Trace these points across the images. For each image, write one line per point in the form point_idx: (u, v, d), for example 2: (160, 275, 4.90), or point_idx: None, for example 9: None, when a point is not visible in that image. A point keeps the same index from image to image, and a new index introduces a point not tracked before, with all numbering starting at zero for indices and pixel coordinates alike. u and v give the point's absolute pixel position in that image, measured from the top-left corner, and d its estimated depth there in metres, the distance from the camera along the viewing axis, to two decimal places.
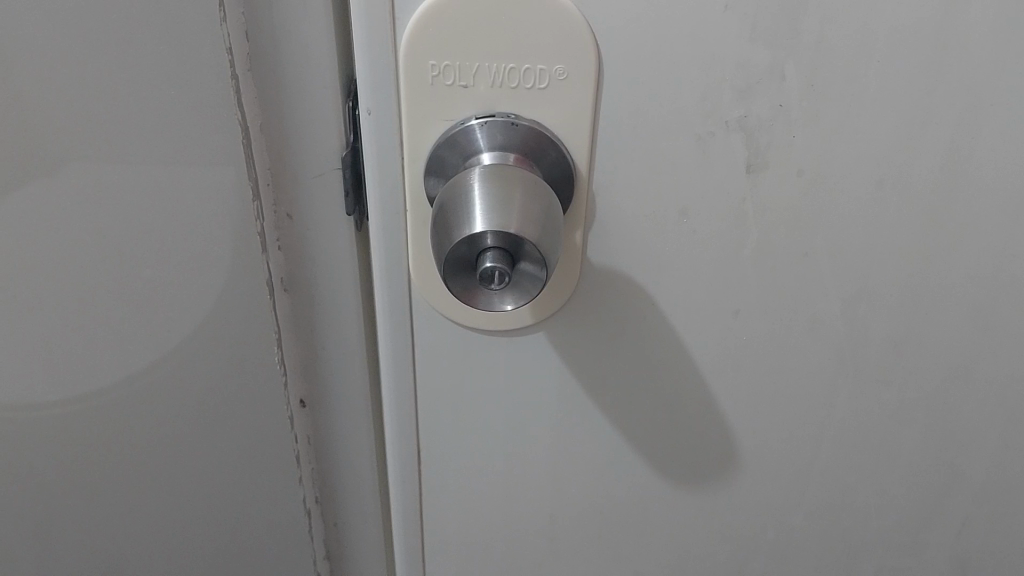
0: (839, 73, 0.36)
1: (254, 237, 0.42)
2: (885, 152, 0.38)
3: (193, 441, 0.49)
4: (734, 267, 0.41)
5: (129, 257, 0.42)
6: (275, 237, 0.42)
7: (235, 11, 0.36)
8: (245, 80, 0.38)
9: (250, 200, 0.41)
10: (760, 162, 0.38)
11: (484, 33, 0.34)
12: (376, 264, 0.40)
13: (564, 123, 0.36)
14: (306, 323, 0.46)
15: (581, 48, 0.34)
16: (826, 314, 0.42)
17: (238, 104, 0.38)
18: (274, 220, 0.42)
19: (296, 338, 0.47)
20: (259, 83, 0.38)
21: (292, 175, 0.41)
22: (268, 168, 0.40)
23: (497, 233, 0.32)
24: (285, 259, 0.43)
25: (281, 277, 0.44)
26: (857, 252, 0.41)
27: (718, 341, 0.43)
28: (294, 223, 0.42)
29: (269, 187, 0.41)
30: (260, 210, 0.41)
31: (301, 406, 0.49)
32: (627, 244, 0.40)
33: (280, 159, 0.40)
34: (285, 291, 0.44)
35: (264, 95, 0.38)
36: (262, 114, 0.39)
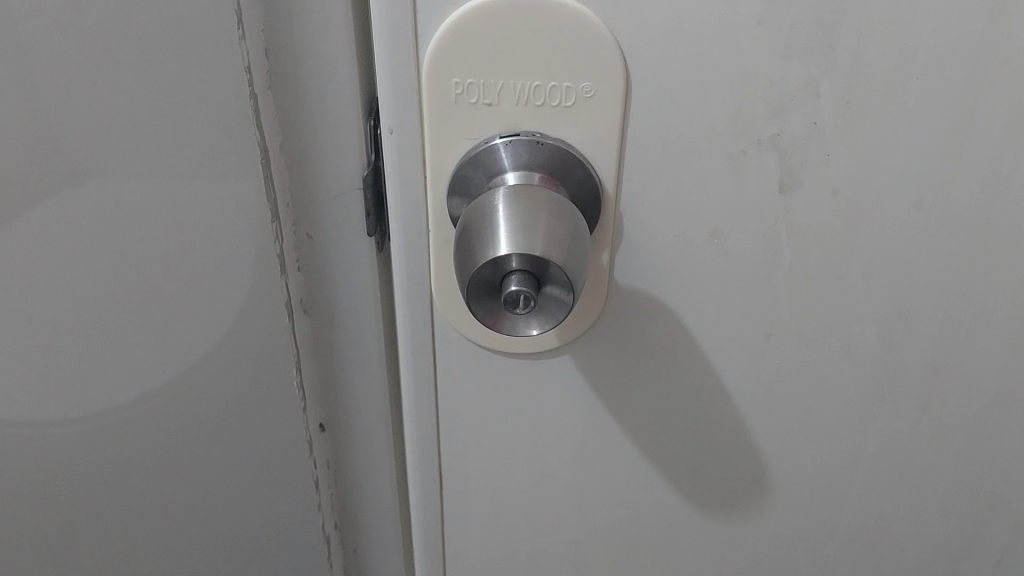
0: (877, 90, 0.35)
1: (274, 258, 0.42)
2: (924, 171, 0.37)
3: (211, 464, 0.48)
4: (768, 290, 0.39)
5: (147, 281, 0.41)
6: (295, 256, 0.43)
7: (254, 31, 0.37)
8: (265, 99, 0.38)
9: (268, 223, 0.41)
10: (794, 181, 0.37)
11: (509, 49, 0.33)
12: (398, 285, 0.39)
13: (592, 141, 0.35)
14: (324, 342, 0.47)
15: (609, 64, 0.33)
16: (862, 338, 0.41)
17: (257, 125, 0.39)
18: (293, 239, 0.43)
19: (314, 356, 0.47)
20: (279, 104, 0.39)
21: (312, 193, 0.41)
22: (288, 188, 0.41)
23: (522, 256, 0.31)
24: (304, 278, 0.44)
25: (299, 296, 0.45)
26: (895, 274, 0.39)
27: (749, 365, 0.42)
28: (314, 243, 0.43)
29: (288, 207, 0.42)
30: (279, 230, 0.42)
31: (319, 425, 0.50)
32: (656, 266, 0.39)
33: (299, 179, 0.41)
34: (303, 311, 0.45)
35: (284, 114, 0.39)
36: (282, 133, 0.40)
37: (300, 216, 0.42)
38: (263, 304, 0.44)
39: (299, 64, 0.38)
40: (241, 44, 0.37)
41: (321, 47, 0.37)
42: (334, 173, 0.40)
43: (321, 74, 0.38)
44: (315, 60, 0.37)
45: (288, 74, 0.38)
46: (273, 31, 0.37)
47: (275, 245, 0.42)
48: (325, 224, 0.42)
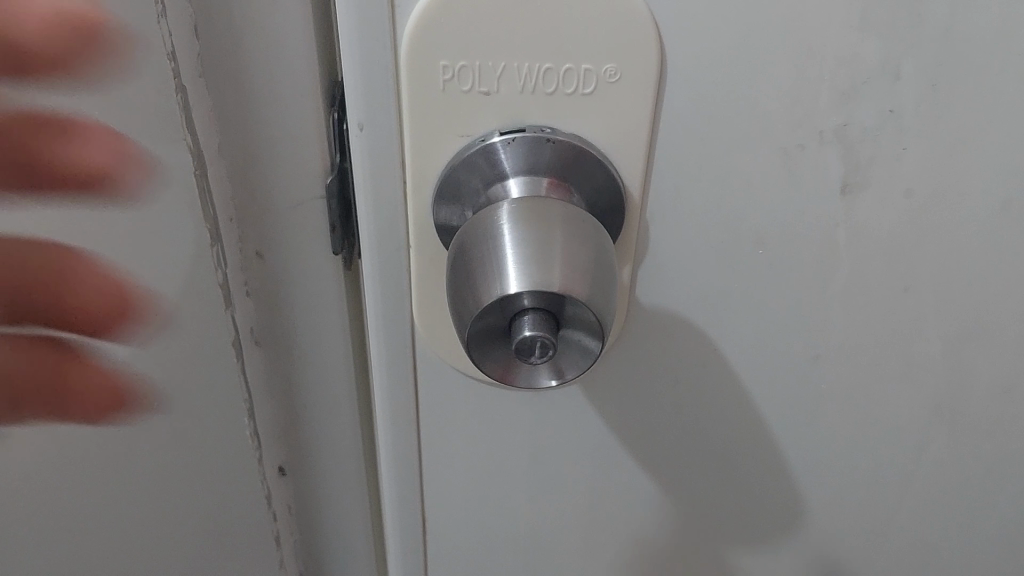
0: (970, 71, 0.28)
1: (218, 286, 0.35)
2: (1016, 168, 0.30)
3: (154, 515, 0.40)
4: (818, 307, 0.33)
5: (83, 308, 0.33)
6: (243, 278, 0.36)
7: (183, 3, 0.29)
8: (199, 89, 0.30)
9: (212, 248, 0.33)
10: (859, 181, 0.30)
11: (511, 24, 0.25)
12: (371, 308, 0.32)
13: (615, 137, 0.28)
14: (280, 371, 0.39)
15: (640, 40, 0.26)
16: (923, 358, 0.35)
17: (189, 131, 0.30)
18: (240, 258, 0.35)
19: (267, 386, 0.40)
20: (217, 94, 0.31)
21: (262, 204, 0.34)
22: (230, 199, 0.33)
23: (537, 294, 0.24)
24: (254, 303, 0.37)
25: (250, 324, 0.37)
26: (970, 286, 0.33)
27: (790, 392, 0.35)
28: (265, 262, 0.35)
29: (231, 220, 0.34)
30: (223, 253, 0.34)
31: (277, 466, 0.43)
32: (686, 279, 0.32)
33: (246, 189, 0.33)
34: (254, 340, 0.38)
35: (224, 112, 0.31)
36: (220, 134, 0.32)
37: (247, 231, 0.34)
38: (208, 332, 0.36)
39: (244, 39, 0.30)
40: (163, 25, 0.28)
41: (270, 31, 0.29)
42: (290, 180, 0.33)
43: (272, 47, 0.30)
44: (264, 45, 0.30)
45: (228, 62, 0.30)
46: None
47: (218, 273, 0.34)
48: (279, 237, 0.35)
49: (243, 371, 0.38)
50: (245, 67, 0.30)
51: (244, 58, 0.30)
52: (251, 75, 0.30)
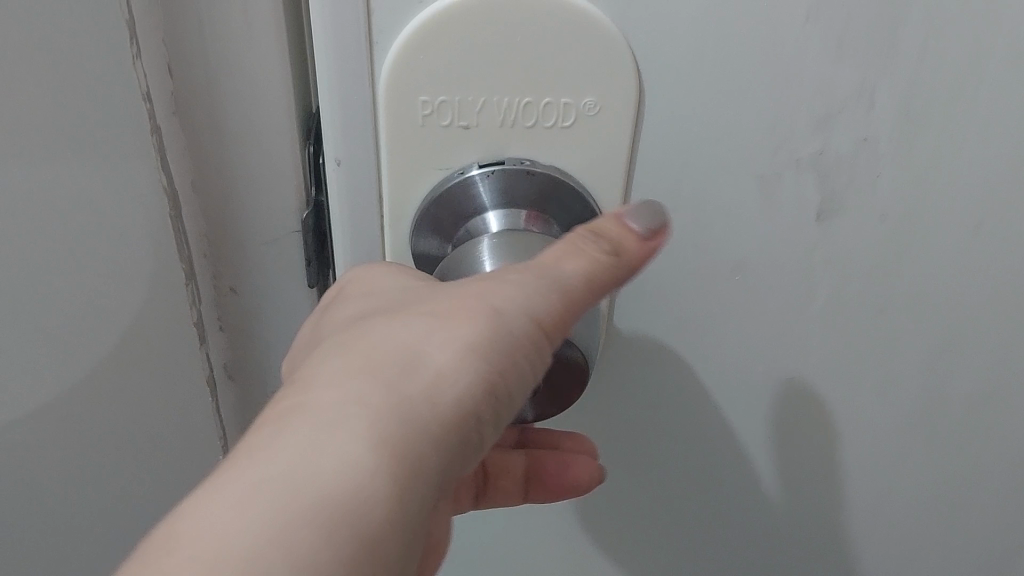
0: (943, 97, 0.28)
1: (191, 324, 0.34)
2: (988, 190, 0.30)
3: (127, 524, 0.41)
4: (795, 328, 0.33)
5: (73, 329, 0.33)
6: (216, 313, 0.35)
7: (153, 39, 0.28)
8: (169, 127, 0.30)
9: (184, 285, 0.33)
10: (836, 205, 0.30)
11: (491, 59, 0.25)
12: None
13: (595, 169, 0.28)
14: (254, 406, 0.39)
15: (619, 74, 0.26)
16: (898, 378, 0.35)
17: (163, 168, 0.30)
18: (214, 294, 0.35)
19: (240, 420, 0.39)
20: (189, 129, 0.30)
21: (235, 241, 0.33)
22: (203, 237, 0.33)
23: None
24: (227, 338, 0.36)
25: (223, 359, 0.37)
26: (943, 307, 0.33)
27: (770, 413, 0.35)
28: (239, 296, 0.35)
29: (205, 257, 0.33)
30: (196, 292, 0.34)
31: None
32: (664, 301, 0.32)
33: (219, 229, 0.33)
34: (228, 374, 0.38)
35: (197, 150, 0.31)
36: (194, 172, 0.31)
37: (221, 268, 0.34)
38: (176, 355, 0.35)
39: (217, 77, 0.29)
40: (138, 65, 0.28)
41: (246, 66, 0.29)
42: (263, 215, 0.32)
43: (247, 83, 0.29)
44: (239, 84, 0.29)
45: (200, 100, 0.29)
46: (179, 32, 0.28)
47: (192, 310, 0.34)
48: (253, 273, 0.34)
49: (216, 403, 0.38)
50: (218, 104, 0.29)
51: (219, 95, 0.29)
52: (225, 111, 0.30)
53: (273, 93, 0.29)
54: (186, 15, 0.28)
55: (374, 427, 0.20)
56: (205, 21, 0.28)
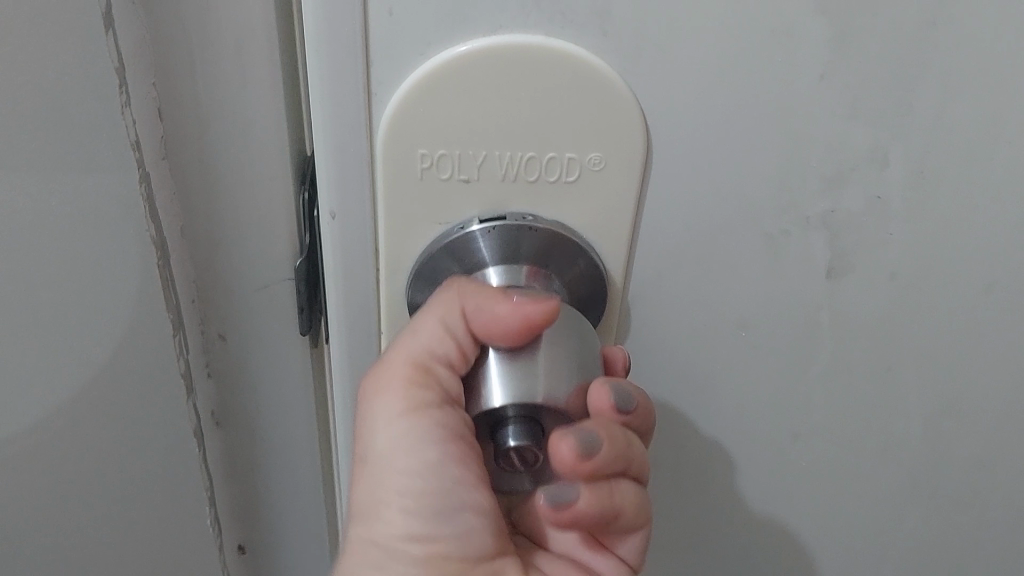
0: (956, 158, 0.28)
1: (178, 372, 0.33)
2: (1001, 251, 0.30)
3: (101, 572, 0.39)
4: (799, 386, 0.32)
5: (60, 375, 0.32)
6: (203, 359, 0.34)
7: (143, 84, 0.27)
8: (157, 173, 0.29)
9: (172, 335, 0.32)
10: (845, 265, 0.29)
11: (493, 112, 0.24)
12: (338, 392, 0.31)
13: (599, 225, 0.27)
14: (242, 455, 0.38)
15: (626, 130, 0.25)
16: (903, 438, 0.34)
17: (152, 218, 0.29)
18: (202, 340, 0.34)
19: (226, 470, 0.39)
20: (178, 176, 0.29)
21: (223, 287, 0.32)
22: (193, 282, 0.32)
23: (519, 406, 0.23)
24: (215, 386, 0.36)
25: (210, 407, 0.36)
26: (951, 368, 0.32)
27: (770, 470, 0.34)
28: (227, 342, 0.34)
29: (194, 302, 0.33)
30: (184, 341, 0.33)
31: (237, 543, 0.42)
32: (668, 359, 0.31)
33: (208, 275, 0.32)
34: (215, 421, 0.37)
35: (185, 197, 0.30)
36: (181, 218, 0.30)
37: (209, 313, 0.33)
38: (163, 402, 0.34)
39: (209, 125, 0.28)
40: (125, 111, 0.27)
41: (238, 111, 0.28)
42: (254, 262, 0.31)
43: (240, 131, 0.28)
44: (228, 130, 0.28)
45: (189, 145, 0.29)
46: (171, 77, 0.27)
47: (179, 359, 0.33)
48: (242, 319, 0.33)
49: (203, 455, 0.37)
50: (209, 151, 0.29)
51: (207, 140, 0.29)
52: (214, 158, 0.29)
53: (263, 139, 0.28)
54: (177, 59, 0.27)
55: (378, 542, 0.28)
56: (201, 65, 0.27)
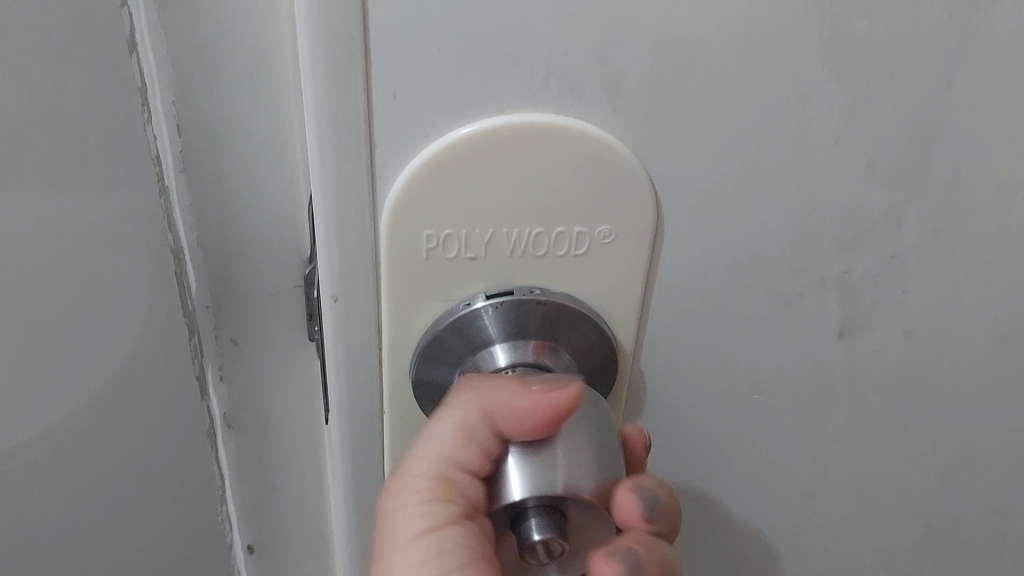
0: (973, 215, 0.27)
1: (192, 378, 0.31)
2: (1015, 303, 0.29)
3: None
4: (815, 444, 0.31)
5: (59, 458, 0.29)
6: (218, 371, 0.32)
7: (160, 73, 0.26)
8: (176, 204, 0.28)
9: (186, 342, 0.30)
10: (860, 326, 0.29)
11: (500, 189, 0.24)
12: (339, 478, 0.29)
13: (608, 296, 0.26)
14: (256, 500, 0.35)
15: (636, 202, 0.25)
16: (918, 491, 0.33)
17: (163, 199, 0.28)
18: (215, 349, 0.31)
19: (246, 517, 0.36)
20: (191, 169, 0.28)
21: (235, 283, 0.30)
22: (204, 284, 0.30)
23: (540, 498, 0.22)
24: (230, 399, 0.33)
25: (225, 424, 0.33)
26: (966, 420, 0.32)
27: (786, 529, 0.33)
28: (240, 348, 0.32)
29: (207, 307, 0.30)
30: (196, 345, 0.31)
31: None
32: (681, 429, 0.30)
33: (221, 271, 0.30)
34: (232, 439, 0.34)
35: (198, 188, 0.28)
36: (194, 211, 0.29)
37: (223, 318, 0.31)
38: (177, 451, 0.32)
39: (223, 151, 0.28)
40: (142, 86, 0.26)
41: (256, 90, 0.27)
42: (264, 298, 0.31)
43: (251, 162, 0.28)
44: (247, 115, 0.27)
45: (204, 134, 0.27)
46: (189, 107, 0.27)
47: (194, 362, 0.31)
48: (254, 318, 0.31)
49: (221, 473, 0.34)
50: (223, 181, 0.28)
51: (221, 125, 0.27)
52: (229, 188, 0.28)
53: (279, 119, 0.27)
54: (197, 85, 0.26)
55: None
56: (216, 91, 0.27)
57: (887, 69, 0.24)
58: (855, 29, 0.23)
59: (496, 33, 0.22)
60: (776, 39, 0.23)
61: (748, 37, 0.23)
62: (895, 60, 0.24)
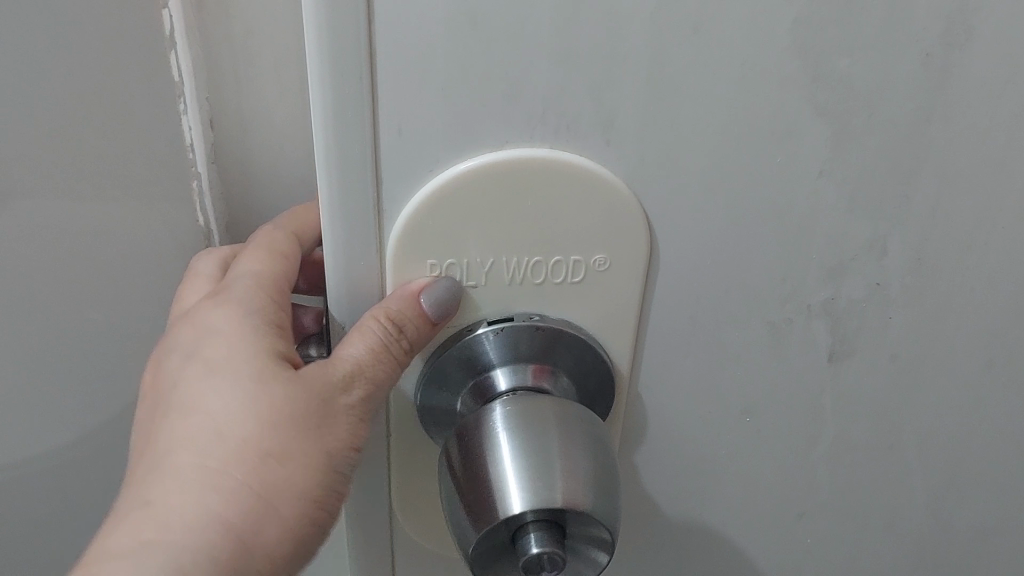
0: (951, 244, 0.28)
1: None
2: (996, 329, 0.30)
3: None
4: (806, 465, 0.32)
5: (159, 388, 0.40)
6: None
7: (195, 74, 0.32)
8: (209, 181, 0.34)
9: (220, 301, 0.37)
10: (846, 350, 0.30)
11: (498, 220, 0.25)
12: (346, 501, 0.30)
13: (605, 323, 0.27)
14: None
15: (631, 233, 0.26)
16: (907, 512, 0.34)
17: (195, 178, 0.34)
18: None
19: None
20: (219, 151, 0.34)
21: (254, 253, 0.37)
22: None
23: (538, 511, 0.23)
24: None
25: None
26: (952, 442, 0.33)
27: (778, 549, 0.34)
28: None
29: None
30: None
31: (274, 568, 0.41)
32: (678, 453, 0.31)
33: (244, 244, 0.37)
34: None
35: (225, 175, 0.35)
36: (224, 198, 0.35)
37: None
38: None
39: (251, 135, 0.34)
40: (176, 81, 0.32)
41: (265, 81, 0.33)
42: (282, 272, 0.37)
43: (273, 147, 0.34)
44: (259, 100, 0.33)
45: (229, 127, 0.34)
46: (220, 101, 0.33)
47: None
48: None
49: None
50: (245, 165, 0.34)
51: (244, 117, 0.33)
52: (255, 169, 0.35)
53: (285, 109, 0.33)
54: (223, 78, 0.32)
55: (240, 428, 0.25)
56: (239, 83, 0.32)
57: (865, 108, 0.26)
58: (834, 70, 0.25)
59: (497, 77, 0.23)
60: (759, 80, 0.25)
61: (733, 79, 0.24)
62: (873, 98, 0.26)
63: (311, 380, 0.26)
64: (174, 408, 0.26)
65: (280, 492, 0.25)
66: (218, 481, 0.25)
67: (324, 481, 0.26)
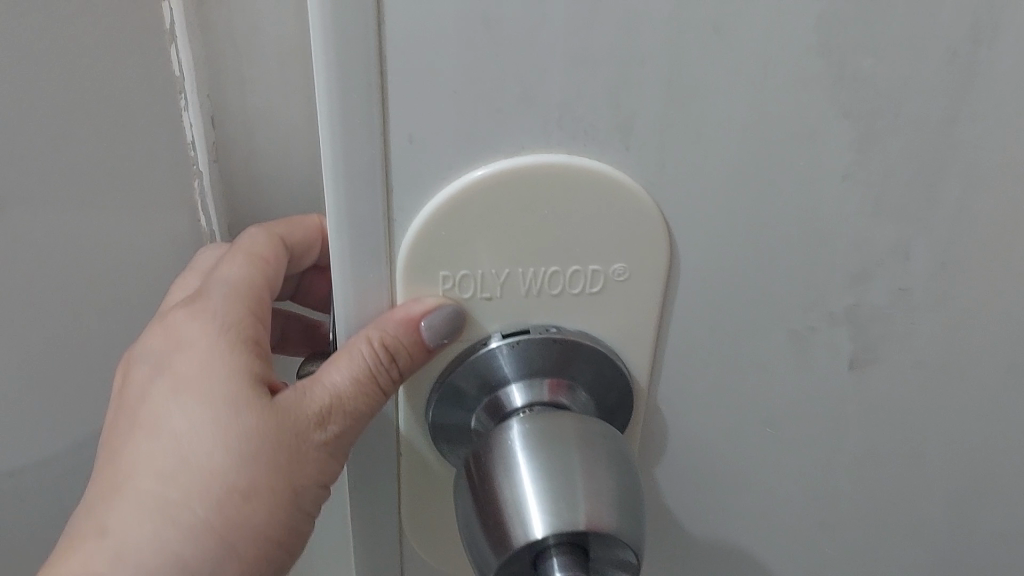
0: (979, 248, 0.27)
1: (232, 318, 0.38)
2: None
3: None
4: (827, 475, 0.31)
5: None
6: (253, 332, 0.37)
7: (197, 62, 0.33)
8: (211, 180, 0.35)
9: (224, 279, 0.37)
10: (869, 357, 0.29)
11: (514, 229, 0.24)
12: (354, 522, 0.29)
13: (624, 334, 0.26)
14: None
15: (650, 242, 0.25)
16: (929, 519, 0.33)
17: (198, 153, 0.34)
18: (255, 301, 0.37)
19: None
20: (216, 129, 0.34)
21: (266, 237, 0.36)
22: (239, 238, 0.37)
23: (561, 534, 0.22)
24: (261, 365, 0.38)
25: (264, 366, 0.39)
26: (976, 448, 0.32)
27: (797, 559, 0.33)
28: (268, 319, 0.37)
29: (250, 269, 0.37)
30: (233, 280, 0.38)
31: None
32: (696, 463, 0.30)
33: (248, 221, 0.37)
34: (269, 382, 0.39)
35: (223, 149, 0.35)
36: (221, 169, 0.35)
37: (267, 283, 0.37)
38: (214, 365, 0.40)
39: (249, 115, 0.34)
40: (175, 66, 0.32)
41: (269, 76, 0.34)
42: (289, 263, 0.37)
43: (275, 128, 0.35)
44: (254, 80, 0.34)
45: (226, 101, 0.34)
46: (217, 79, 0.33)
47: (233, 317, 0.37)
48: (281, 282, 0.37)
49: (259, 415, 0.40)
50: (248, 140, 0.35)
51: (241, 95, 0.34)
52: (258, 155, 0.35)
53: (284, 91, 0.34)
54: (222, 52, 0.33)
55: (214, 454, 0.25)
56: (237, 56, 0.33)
57: (893, 108, 0.25)
58: (863, 67, 0.24)
59: (512, 79, 0.22)
60: (784, 77, 0.24)
61: (757, 77, 0.23)
62: (902, 96, 0.24)
63: (283, 408, 0.26)
64: (142, 429, 0.26)
65: (241, 531, 0.26)
66: (178, 513, 0.25)
67: (290, 514, 0.27)
